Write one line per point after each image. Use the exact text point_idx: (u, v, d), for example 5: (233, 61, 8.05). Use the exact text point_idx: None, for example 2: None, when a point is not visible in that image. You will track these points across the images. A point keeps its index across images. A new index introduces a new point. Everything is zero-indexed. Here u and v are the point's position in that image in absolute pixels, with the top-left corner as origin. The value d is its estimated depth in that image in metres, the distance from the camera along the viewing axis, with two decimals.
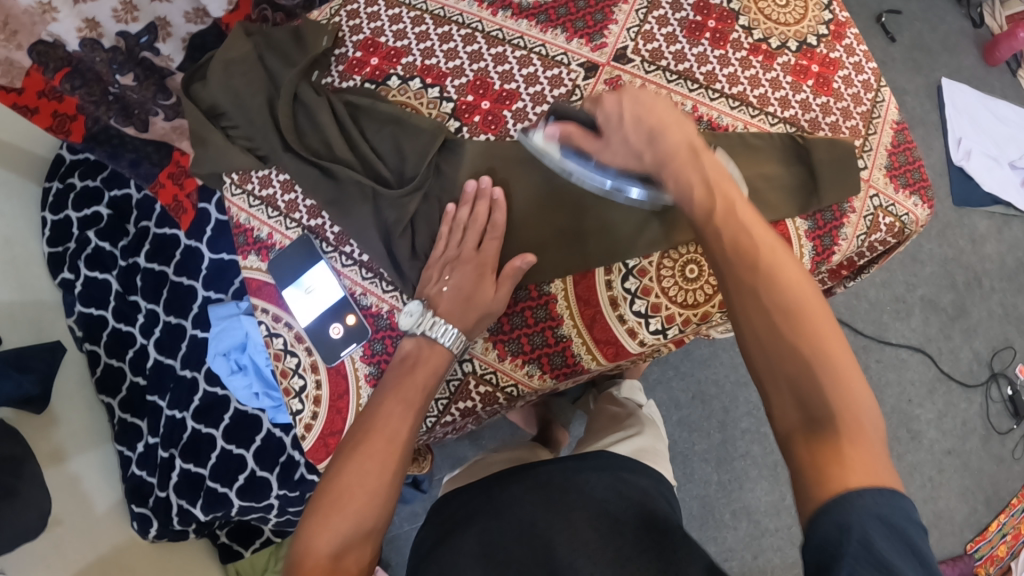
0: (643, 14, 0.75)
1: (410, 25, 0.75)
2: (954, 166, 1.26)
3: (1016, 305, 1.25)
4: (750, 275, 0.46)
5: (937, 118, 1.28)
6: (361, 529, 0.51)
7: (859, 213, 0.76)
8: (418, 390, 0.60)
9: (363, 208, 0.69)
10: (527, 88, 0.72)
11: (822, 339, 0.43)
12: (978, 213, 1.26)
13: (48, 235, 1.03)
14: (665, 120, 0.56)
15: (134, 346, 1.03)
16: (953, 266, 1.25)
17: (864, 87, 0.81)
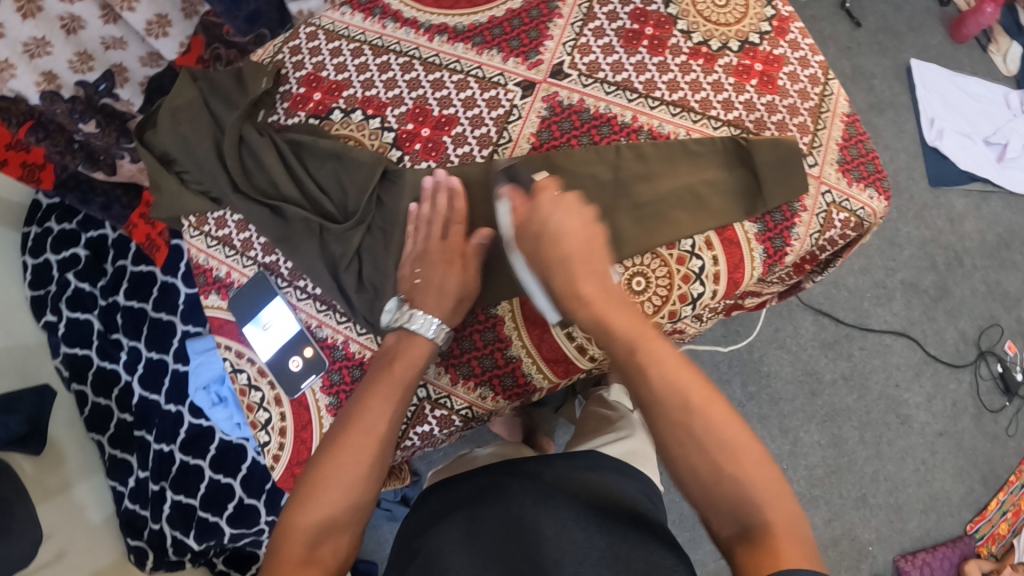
0: (578, 27, 0.75)
1: (350, 57, 0.76)
2: (927, 147, 1.26)
3: (1000, 282, 1.25)
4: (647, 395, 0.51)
5: (907, 99, 1.28)
6: (337, 520, 0.54)
7: (812, 212, 0.74)
8: (398, 380, 0.61)
9: (310, 244, 0.71)
10: (466, 112, 0.72)
11: (721, 442, 0.49)
12: (956, 192, 1.26)
13: (30, 279, 1.06)
14: (575, 250, 0.59)
15: (119, 384, 1.05)
16: (933, 247, 1.25)
17: (812, 81, 0.79)
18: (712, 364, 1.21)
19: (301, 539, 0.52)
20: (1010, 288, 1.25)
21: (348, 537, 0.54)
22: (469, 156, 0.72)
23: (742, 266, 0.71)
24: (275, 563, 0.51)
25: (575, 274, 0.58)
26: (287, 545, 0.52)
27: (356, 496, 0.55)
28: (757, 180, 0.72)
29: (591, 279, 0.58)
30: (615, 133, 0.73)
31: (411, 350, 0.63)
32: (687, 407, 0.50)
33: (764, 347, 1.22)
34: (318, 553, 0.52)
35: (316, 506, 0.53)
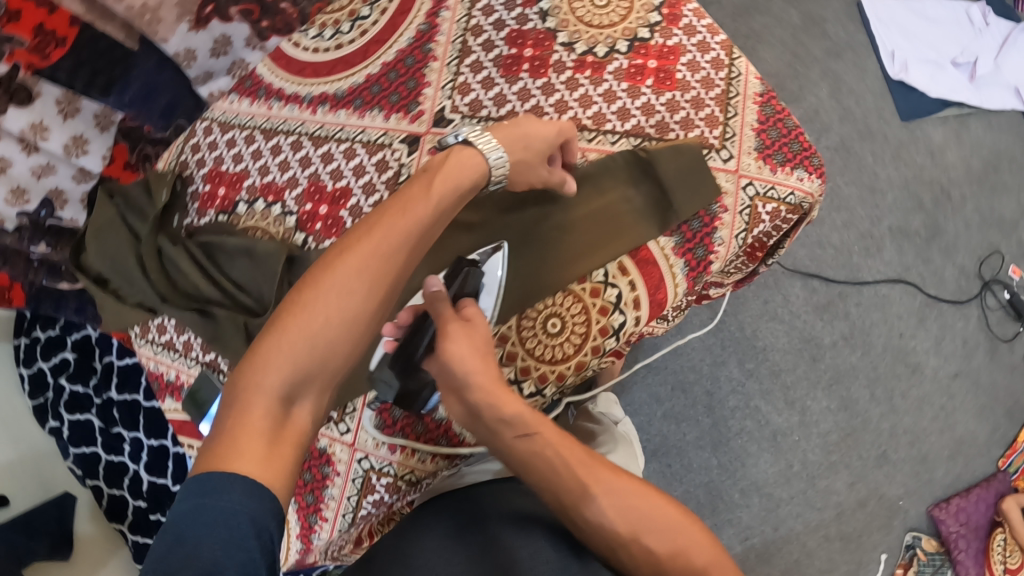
0: (455, 66, 0.74)
1: (244, 146, 0.77)
2: (894, 82, 1.21)
3: (992, 208, 1.21)
4: (570, 510, 0.55)
5: (864, 37, 1.23)
6: (310, 364, 0.50)
7: (734, 211, 0.70)
8: (417, 218, 0.56)
9: (235, 340, 0.72)
10: (357, 180, 0.72)
11: (670, 529, 0.53)
12: (932, 121, 1.22)
13: (28, 389, 1.11)
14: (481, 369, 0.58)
15: (129, 473, 1.10)
16: (916, 185, 1.20)
17: (714, 65, 0.73)
18: (704, 350, 1.18)
19: (270, 390, 0.48)
20: (1004, 213, 1.21)
21: (321, 390, 0.52)
22: None
23: (662, 286, 0.68)
24: (241, 416, 0.47)
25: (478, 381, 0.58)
26: (259, 399, 0.48)
27: (340, 343, 0.52)
28: (666, 193, 0.69)
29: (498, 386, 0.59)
30: None
31: (456, 164, 0.59)
32: (621, 515, 0.54)
33: (755, 322, 1.18)
34: (292, 414, 0.49)
35: (292, 350, 0.50)
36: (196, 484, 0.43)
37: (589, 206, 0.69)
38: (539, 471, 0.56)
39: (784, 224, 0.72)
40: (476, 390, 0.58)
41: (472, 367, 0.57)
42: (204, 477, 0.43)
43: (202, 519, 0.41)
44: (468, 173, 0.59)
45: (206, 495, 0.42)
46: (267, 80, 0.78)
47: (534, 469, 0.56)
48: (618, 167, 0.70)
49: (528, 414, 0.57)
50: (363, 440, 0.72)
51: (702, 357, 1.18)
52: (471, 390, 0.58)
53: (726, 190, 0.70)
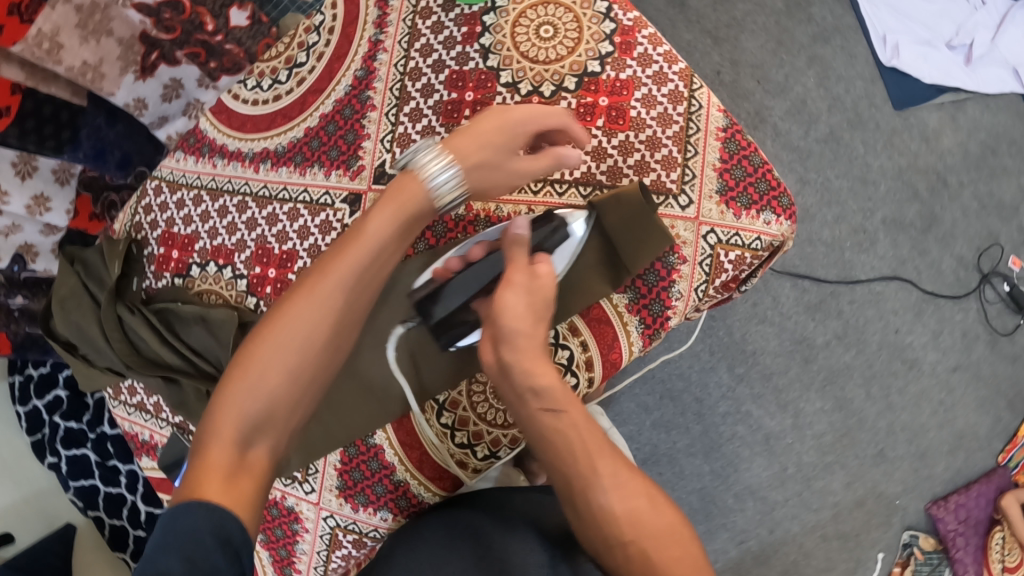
0: (393, 115, 0.70)
1: (193, 207, 0.76)
2: (886, 67, 1.16)
3: (991, 194, 1.16)
4: (579, 497, 0.50)
5: (853, 20, 1.18)
6: (265, 407, 0.50)
7: (693, 262, 0.68)
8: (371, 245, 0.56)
9: (201, 407, 0.73)
10: (302, 243, 0.70)
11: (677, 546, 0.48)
12: (926, 108, 1.17)
13: (25, 427, 1.13)
14: (524, 329, 0.52)
15: (126, 505, 1.10)
16: (911, 174, 1.16)
17: (672, 99, 0.69)
18: (693, 357, 1.15)
19: (229, 432, 0.48)
20: (1004, 197, 1.16)
21: (281, 433, 0.51)
22: None
23: (617, 345, 0.68)
24: (200, 458, 0.46)
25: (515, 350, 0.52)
26: (217, 443, 0.47)
27: (292, 385, 0.51)
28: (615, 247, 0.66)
29: (535, 358, 0.52)
30: (451, 230, 0.68)
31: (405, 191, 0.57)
32: (628, 520, 0.48)
33: (745, 326, 1.15)
34: (251, 455, 0.48)
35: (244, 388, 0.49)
36: (170, 519, 0.42)
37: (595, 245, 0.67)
38: (554, 443, 0.51)
39: (748, 270, 0.70)
40: (516, 349, 0.52)
41: (523, 322, 0.52)
42: (172, 512, 0.42)
43: (174, 546, 0.40)
44: (410, 205, 0.57)
45: (176, 524, 0.41)
46: (210, 135, 0.77)
47: (545, 440, 0.52)
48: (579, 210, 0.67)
49: (559, 389, 0.52)
50: (327, 499, 0.71)
51: (690, 365, 1.15)
52: (510, 347, 0.52)
53: (685, 240, 0.68)
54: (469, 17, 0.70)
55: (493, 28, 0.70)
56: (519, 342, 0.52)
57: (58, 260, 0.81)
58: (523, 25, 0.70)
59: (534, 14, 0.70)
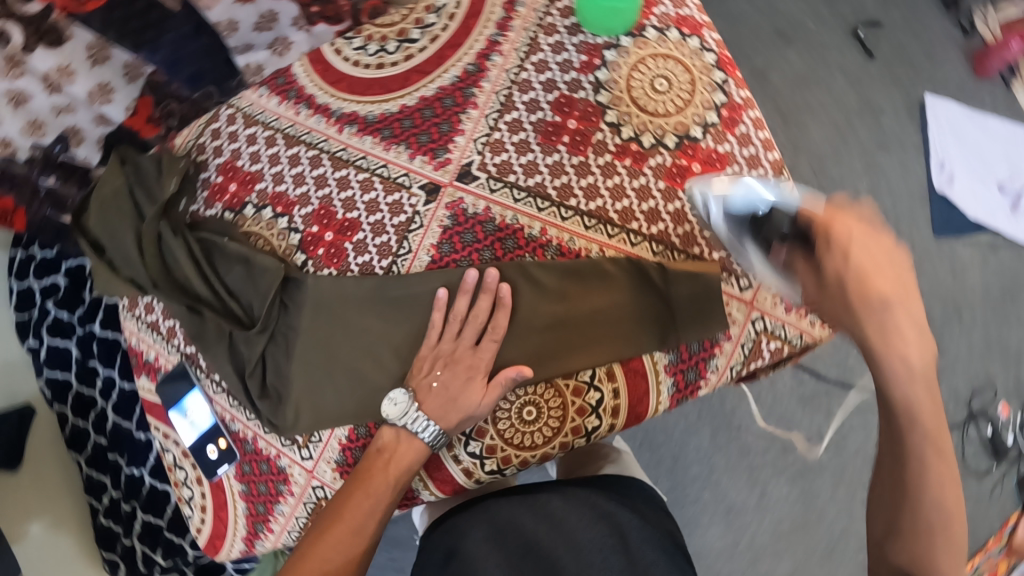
0: (493, 120, 0.71)
1: (264, 147, 0.75)
2: (935, 191, 1.13)
3: (1001, 338, 1.12)
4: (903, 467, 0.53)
5: (918, 139, 1.15)
6: None
7: (736, 341, 0.71)
8: (387, 484, 0.64)
9: (219, 345, 0.72)
10: (369, 216, 0.70)
11: (944, 548, 0.51)
12: (960, 241, 1.13)
13: (16, 303, 1.14)
14: (887, 292, 0.52)
15: (95, 408, 1.12)
16: (929, 299, 1.12)
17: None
18: (680, 415, 1.18)
19: None
20: (1011, 344, 1.13)
21: None
22: (369, 266, 0.70)
23: (645, 400, 0.69)
24: None
25: (891, 317, 0.52)
26: None
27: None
28: (671, 310, 0.69)
29: (910, 319, 0.52)
30: (520, 248, 0.69)
31: (404, 452, 0.65)
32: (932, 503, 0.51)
33: (736, 400, 1.18)
34: None
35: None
36: None
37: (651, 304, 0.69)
38: (889, 407, 0.54)
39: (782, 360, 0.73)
40: (889, 315, 0.52)
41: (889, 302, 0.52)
42: None
43: None
44: (409, 465, 0.65)
45: None
46: (301, 82, 0.75)
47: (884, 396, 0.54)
48: (634, 269, 0.69)
49: (917, 362, 0.51)
50: (321, 470, 0.72)
51: (675, 422, 1.18)
52: (885, 316, 0.52)
53: (735, 320, 0.71)
54: (590, 46, 0.74)
55: (612, 63, 0.73)
56: (887, 318, 0.52)
57: (109, 157, 0.80)
58: (637, 76, 0.73)
59: (653, 63, 0.73)
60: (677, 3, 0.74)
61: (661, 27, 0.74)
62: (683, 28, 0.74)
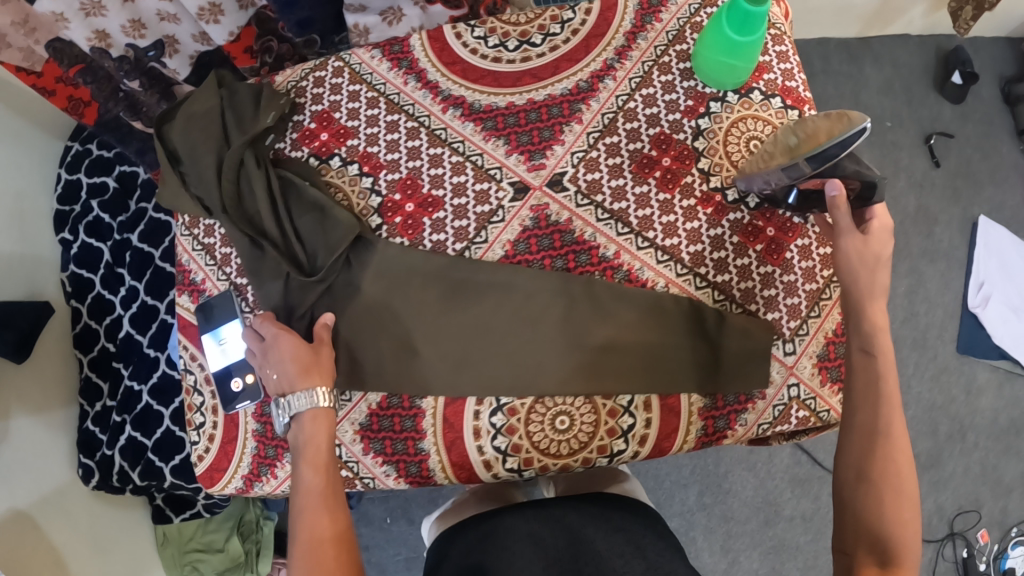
0: (593, 139, 0.74)
1: (365, 106, 0.76)
2: (967, 311, 1.13)
3: (997, 468, 1.12)
4: (862, 433, 0.62)
5: (963, 254, 1.14)
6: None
7: (769, 401, 0.71)
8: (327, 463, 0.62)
9: (273, 282, 0.71)
10: (453, 198, 0.72)
11: (894, 504, 0.58)
12: (982, 364, 1.13)
13: (59, 193, 1.14)
14: (883, 267, 0.65)
15: (111, 314, 1.11)
16: (939, 413, 1.12)
17: (823, 261, 0.73)
18: (673, 465, 1.17)
19: None
20: (1006, 476, 1.13)
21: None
22: (442, 245, 0.71)
23: (673, 436, 0.70)
24: None
25: (874, 290, 0.65)
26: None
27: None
28: (719, 359, 0.70)
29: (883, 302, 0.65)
30: (591, 264, 0.71)
31: (319, 432, 0.63)
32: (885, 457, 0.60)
33: (731, 464, 1.18)
34: None
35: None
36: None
37: (698, 350, 0.70)
38: (868, 398, 0.63)
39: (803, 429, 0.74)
40: (870, 292, 0.65)
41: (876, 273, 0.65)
42: None
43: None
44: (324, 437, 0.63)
45: None
46: (416, 54, 0.77)
47: (866, 386, 0.64)
48: (690, 312, 0.70)
49: (880, 341, 0.64)
50: (342, 429, 0.70)
51: (668, 472, 1.17)
52: (868, 298, 0.65)
53: (774, 380, 0.71)
54: (698, 93, 0.76)
55: (714, 116, 0.75)
56: (870, 288, 0.65)
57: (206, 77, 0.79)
58: (734, 135, 0.75)
59: (749, 125, 0.76)
60: (788, 72, 0.78)
61: (767, 92, 0.76)
62: (787, 99, 0.76)
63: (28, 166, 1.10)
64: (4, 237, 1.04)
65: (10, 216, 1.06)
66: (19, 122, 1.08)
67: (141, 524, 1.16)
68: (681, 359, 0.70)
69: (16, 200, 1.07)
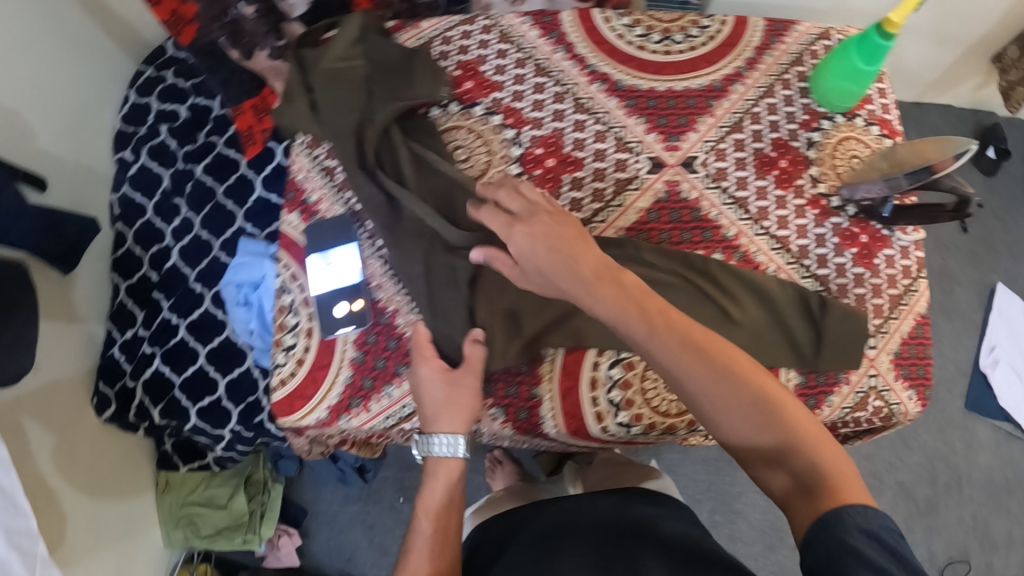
0: (723, 133, 0.78)
1: (512, 64, 0.79)
2: (978, 370, 1.21)
3: (987, 523, 1.18)
4: (732, 419, 0.55)
5: (979, 317, 1.23)
6: None
7: (852, 387, 0.75)
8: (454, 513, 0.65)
9: (415, 245, 0.73)
10: (594, 161, 0.76)
11: (819, 448, 0.52)
12: (984, 422, 1.21)
13: (125, 112, 1.11)
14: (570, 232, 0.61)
15: (160, 243, 1.07)
16: (941, 463, 1.19)
17: (906, 272, 0.77)
18: (689, 479, 1.19)
19: None
20: (996, 534, 1.18)
21: None
22: (579, 202, 0.75)
23: None
24: None
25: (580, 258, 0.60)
26: None
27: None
28: (818, 340, 0.73)
29: (595, 253, 0.61)
30: (714, 242, 0.75)
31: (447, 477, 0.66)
32: (777, 417, 0.54)
33: (745, 486, 1.19)
34: None
35: None
36: None
37: (798, 329, 0.73)
38: (713, 370, 0.56)
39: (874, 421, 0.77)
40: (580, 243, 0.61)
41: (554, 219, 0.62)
42: None
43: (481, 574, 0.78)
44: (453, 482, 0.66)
45: None
46: (564, 27, 0.80)
47: (712, 355, 0.56)
48: (794, 299, 0.73)
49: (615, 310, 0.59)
50: None
51: (685, 485, 1.18)
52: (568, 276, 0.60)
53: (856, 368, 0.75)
54: (812, 110, 0.79)
55: (824, 132, 0.79)
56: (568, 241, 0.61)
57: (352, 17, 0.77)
58: (839, 152, 0.79)
59: (847, 146, 0.79)
60: (886, 107, 0.81)
61: (869, 120, 0.80)
62: (885, 129, 0.79)
63: (100, 78, 1.08)
64: (62, 143, 1.00)
65: (72, 124, 1.02)
66: (96, 31, 1.06)
67: (143, 466, 1.10)
68: (787, 337, 0.73)
69: (80, 109, 1.03)
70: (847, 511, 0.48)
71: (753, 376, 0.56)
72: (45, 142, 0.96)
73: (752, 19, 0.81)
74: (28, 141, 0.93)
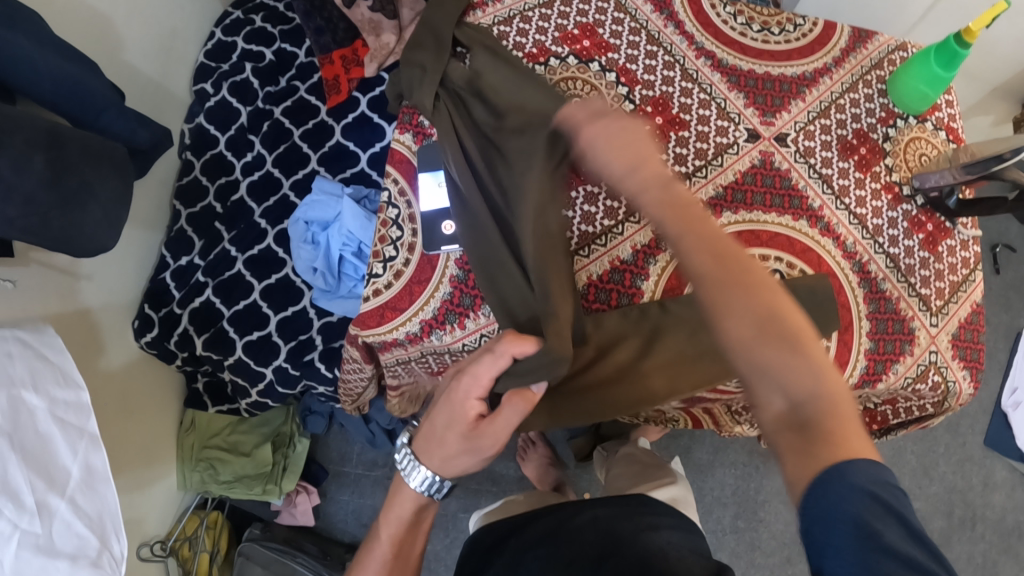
0: (812, 117, 0.84)
1: (628, 32, 0.85)
2: (1000, 409, 1.28)
3: (996, 564, 1.22)
4: (716, 314, 0.48)
5: (1003, 358, 1.30)
6: None
7: (915, 359, 0.80)
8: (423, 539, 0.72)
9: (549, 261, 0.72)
10: (698, 125, 0.82)
11: (793, 360, 0.45)
12: (1001, 462, 1.26)
13: (208, 48, 1.13)
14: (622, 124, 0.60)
15: (228, 176, 1.08)
16: (957, 497, 1.24)
17: (965, 262, 0.83)
18: (718, 483, 1.20)
19: None
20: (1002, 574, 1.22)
21: None
22: (683, 158, 0.81)
23: (844, 367, 0.78)
24: None
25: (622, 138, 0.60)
26: None
27: None
28: None
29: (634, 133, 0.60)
30: (800, 210, 0.81)
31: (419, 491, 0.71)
32: (775, 309, 0.47)
33: (770, 495, 1.20)
34: None
35: None
36: None
37: None
38: (714, 252, 0.50)
39: (930, 398, 0.83)
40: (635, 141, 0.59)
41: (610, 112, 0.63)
42: None
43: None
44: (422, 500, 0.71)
45: None
46: (677, 7, 0.87)
47: (717, 241, 0.51)
48: None
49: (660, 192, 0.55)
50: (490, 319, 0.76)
51: (711, 487, 1.20)
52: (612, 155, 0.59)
53: (920, 342, 0.80)
54: (888, 110, 0.86)
55: (898, 130, 0.85)
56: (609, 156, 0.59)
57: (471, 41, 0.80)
58: (911, 149, 0.85)
59: (914, 146, 0.85)
60: (953, 116, 0.88)
61: (937, 125, 0.86)
62: (950, 135, 0.87)
63: (193, 10, 1.10)
64: (148, 61, 1.01)
65: (158, 47, 1.03)
66: None
67: (170, 401, 1.06)
68: None
69: (170, 33, 1.05)
70: (906, 523, 0.40)
71: (758, 272, 0.49)
72: (131, 56, 0.97)
73: (839, 25, 0.89)
74: (118, 50, 0.93)
